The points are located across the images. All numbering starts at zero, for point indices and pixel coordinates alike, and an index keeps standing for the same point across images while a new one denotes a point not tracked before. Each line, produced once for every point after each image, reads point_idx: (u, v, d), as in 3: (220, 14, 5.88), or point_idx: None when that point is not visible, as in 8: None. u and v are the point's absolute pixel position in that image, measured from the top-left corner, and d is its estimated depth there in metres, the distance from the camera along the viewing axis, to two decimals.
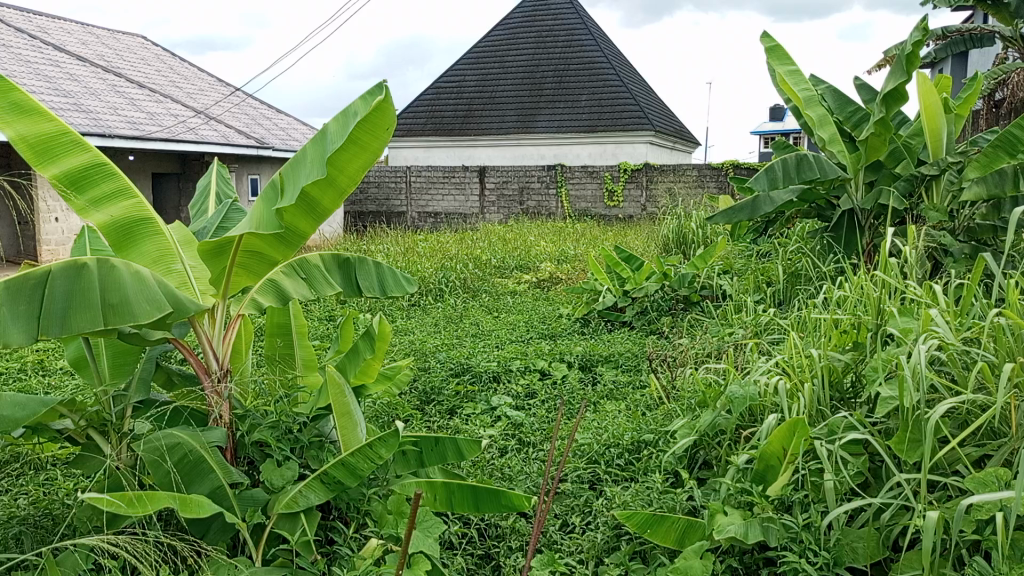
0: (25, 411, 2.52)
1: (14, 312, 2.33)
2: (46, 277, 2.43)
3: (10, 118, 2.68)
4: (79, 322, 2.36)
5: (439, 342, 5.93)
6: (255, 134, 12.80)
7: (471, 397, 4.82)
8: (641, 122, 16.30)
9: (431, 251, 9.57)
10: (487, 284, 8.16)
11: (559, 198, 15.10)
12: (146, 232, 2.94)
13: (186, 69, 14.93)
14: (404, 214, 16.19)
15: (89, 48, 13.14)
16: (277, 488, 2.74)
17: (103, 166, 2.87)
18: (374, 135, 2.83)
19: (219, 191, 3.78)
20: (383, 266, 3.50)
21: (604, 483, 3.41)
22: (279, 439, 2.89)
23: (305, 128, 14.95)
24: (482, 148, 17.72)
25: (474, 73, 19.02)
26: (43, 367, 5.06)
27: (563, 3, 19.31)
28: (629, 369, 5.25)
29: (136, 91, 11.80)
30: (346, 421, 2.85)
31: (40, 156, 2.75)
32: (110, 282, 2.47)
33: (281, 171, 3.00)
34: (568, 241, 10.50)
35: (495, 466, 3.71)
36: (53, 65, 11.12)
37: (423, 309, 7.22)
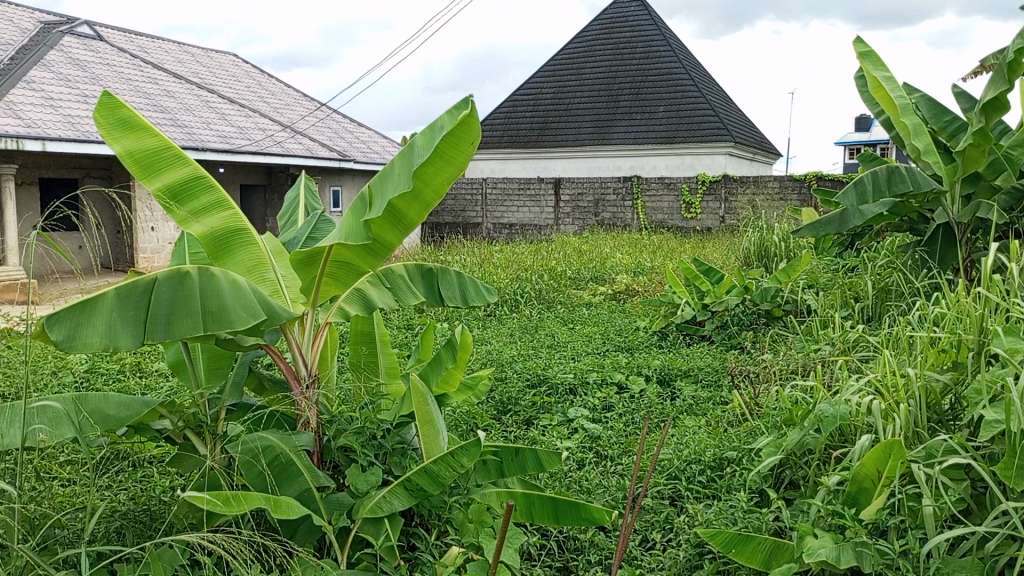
0: (130, 411, 2.64)
1: (123, 317, 2.45)
2: (152, 284, 2.55)
3: (117, 135, 2.88)
4: (181, 328, 2.47)
5: (515, 353, 5.95)
6: (338, 147, 13.18)
7: (548, 408, 4.82)
8: (720, 133, 16.05)
9: (507, 262, 9.62)
10: (563, 296, 8.14)
11: (635, 209, 14.98)
12: (242, 242, 3.05)
13: (274, 84, 15.49)
14: (480, 225, 16.34)
15: (185, 66, 13.78)
16: (362, 492, 2.78)
17: (203, 178, 3.00)
18: (460, 148, 2.85)
19: (307, 204, 3.89)
20: (464, 276, 3.54)
21: (685, 500, 3.35)
22: (363, 445, 2.94)
23: (385, 140, 15.29)
24: (558, 159, 17.76)
25: (551, 86, 19.08)
26: (140, 368, 5.30)
27: (641, 14, 19.21)
28: (709, 384, 5.15)
29: (228, 106, 12.31)
30: (429, 429, 2.88)
31: (145, 171, 2.91)
32: (210, 290, 2.58)
33: (369, 184, 3.05)
34: (645, 253, 10.39)
35: (573, 479, 3.69)
36: (152, 83, 11.71)
37: (499, 319, 7.25)
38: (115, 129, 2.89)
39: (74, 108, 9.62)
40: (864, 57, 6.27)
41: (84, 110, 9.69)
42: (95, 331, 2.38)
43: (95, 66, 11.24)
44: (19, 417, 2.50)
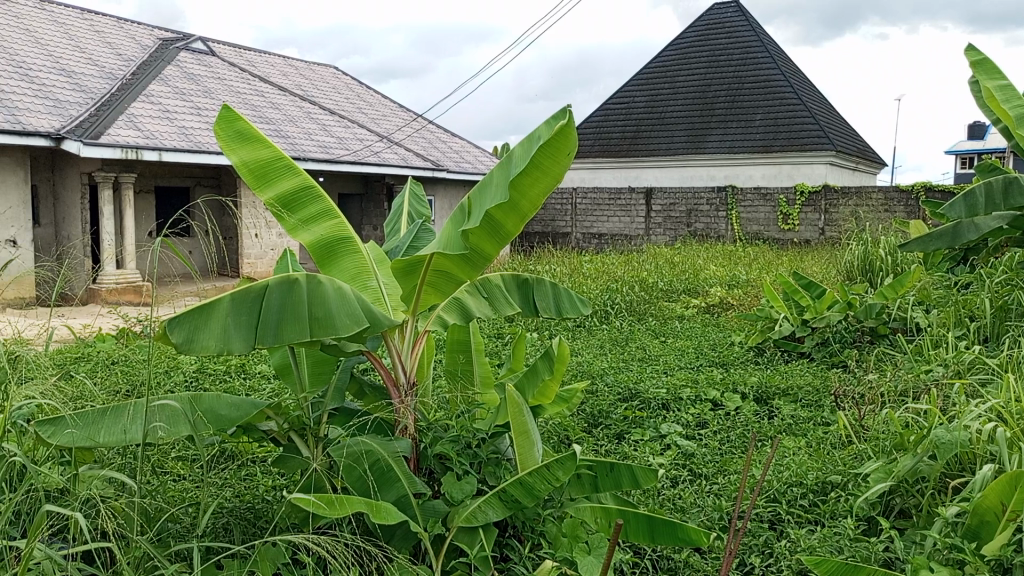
0: (240, 412, 2.74)
1: (237, 322, 2.56)
2: (264, 290, 2.66)
3: (235, 146, 3.09)
4: (289, 332, 2.56)
5: (607, 364, 5.89)
6: (432, 157, 13.45)
7: (639, 423, 4.74)
8: (821, 141, 15.53)
9: (597, 272, 9.56)
10: (655, 308, 8.02)
11: (729, 220, 14.65)
12: (347, 250, 3.15)
13: (372, 96, 15.94)
14: (569, 234, 16.32)
15: (289, 79, 14.36)
16: (458, 501, 2.80)
17: (312, 188, 3.13)
18: (557, 158, 2.82)
19: (411, 211, 3.97)
20: (560, 288, 3.51)
21: (785, 524, 3.22)
22: (459, 453, 2.97)
23: (477, 150, 15.49)
24: (650, 169, 17.57)
25: (643, 95, 18.89)
26: (244, 370, 5.52)
27: (738, 21, 18.79)
28: (810, 404, 4.95)
29: (328, 117, 12.75)
30: (524, 441, 2.87)
31: (259, 180, 3.08)
32: (317, 297, 2.66)
33: (469, 195, 3.08)
34: (740, 265, 10.13)
35: (667, 496, 3.61)
36: (259, 95, 12.26)
37: (589, 330, 7.20)
38: (234, 141, 3.10)
39: (189, 120, 10.17)
40: (976, 67, 5.93)
41: (197, 122, 10.22)
42: (211, 335, 2.51)
43: (207, 80, 11.86)
44: (141, 414, 2.64)
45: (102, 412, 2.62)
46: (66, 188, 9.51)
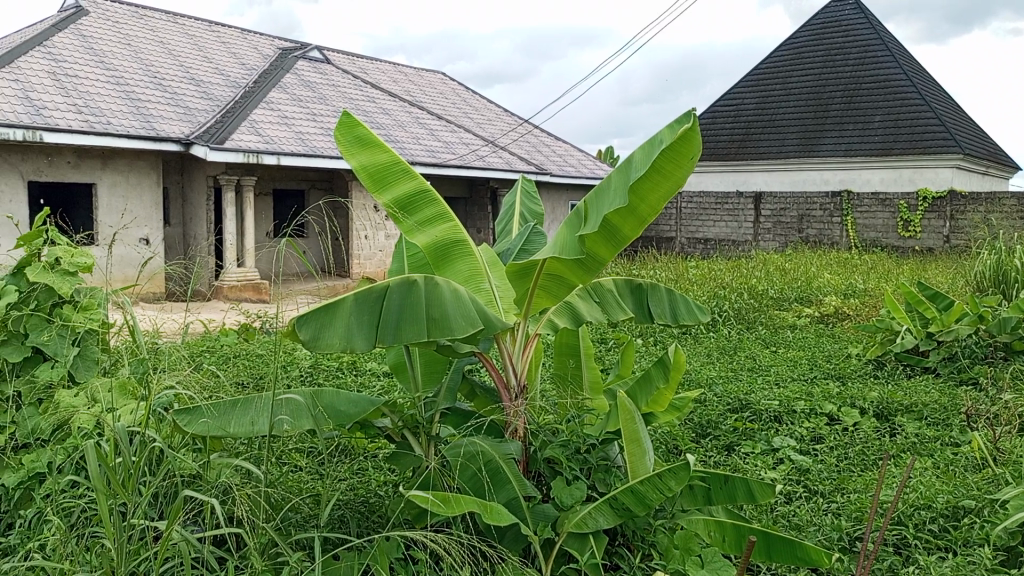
0: (358, 408, 2.81)
1: (360, 322, 2.65)
2: (385, 292, 2.73)
3: (355, 150, 3.22)
4: (407, 333, 2.62)
5: (715, 373, 5.75)
6: (536, 160, 13.51)
7: (750, 435, 4.59)
8: (947, 144, 14.66)
9: (704, 278, 9.36)
10: (765, 316, 7.76)
11: (844, 226, 14.03)
12: (462, 253, 3.17)
13: (477, 101, 16.18)
14: (673, 239, 16.04)
15: (399, 85, 14.76)
16: (567, 506, 2.79)
17: (428, 192, 3.19)
18: (679, 164, 2.80)
19: (524, 212, 4.00)
20: (675, 294, 3.47)
21: (912, 549, 3.04)
22: (569, 458, 2.96)
23: (581, 154, 15.45)
24: (759, 173, 17.07)
25: (754, 96, 18.35)
26: (355, 367, 5.70)
27: (857, 18, 17.95)
28: (936, 422, 4.67)
29: (436, 122, 13.02)
30: (635, 448, 2.83)
31: (377, 184, 3.19)
32: (434, 298, 2.70)
33: (585, 199, 3.07)
34: (857, 274, 9.67)
35: (781, 513, 3.48)
36: (370, 101, 12.66)
37: (696, 337, 7.04)
38: (352, 145, 3.25)
39: (305, 126, 10.61)
40: None
41: (313, 128, 10.65)
42: (336, 333, 2.60)
43: (323, 87, 12.34)
44: (267, 407, 2.76)
45: (232, 404, 2.76)
46: (194, 190, 10.10)
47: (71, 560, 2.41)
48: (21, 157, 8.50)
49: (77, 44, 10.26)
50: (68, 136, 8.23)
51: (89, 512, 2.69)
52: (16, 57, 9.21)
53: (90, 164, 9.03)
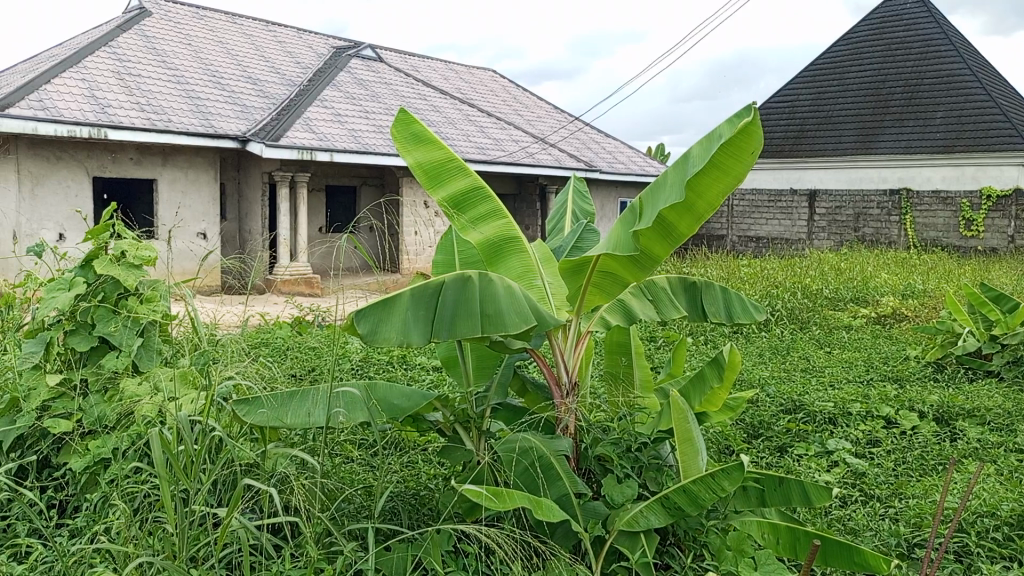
0: (411, 402, 2.84)
1: (416, 316, 2.67)
2: (440, 287, 2.75)
3: (411, 148, 3.29)
4: (462, 328, 2.64)
5: (768, 374, 5.65)
6: (586, 157, 13.46)
7: (804, 437, 4.50)
8: (1013, 141, 14.15)
9: (756, 277, 9.21)
10: (819, 317, 7.60)
11: (902, 225, 13.66)
12: (514, 250, 3.18)
13: (527, 98, 16.18)
14: (724, 237, 15.82)
15: (449, 83, 14.85)
16: (618, 504, 2.79)
17: (482, 189, 3.21)
18: (738, 158, 2.76)
19: (576, 209, 3.99)
20: (730, 292, 3.42)
21: (975, 558, 2.95)
22: (620, 456, 2.94)
23: (631, 150, 15.33)
24: (814, 170, 16.74)
25: (809, 92, 17.96)
26: (405, 361, 5.75)
27: (919, 11, 17.42)
28: (1000, 428, 4.52)
29: (486, 119, 13.06)
30: (687, 448, 2.78)
31: (432, 180, 3.23)
32: (488, 294, 2.72)
33: (640, 196, 3.04)
34: (916, 274, 9.41)
35: (835, 516, 3.41)
36: (421, 98, 12.76)
37: (748, 337, 6.94)
38: (409, 142, 3.31)
39: (358, 123, 10.76)
40: None
41: (365, 125, 10.78)
42: (393, 327, 2.64)
43: (375, 85, 12.48)
44: (323, 399, 2.81)
45: (289, 396, 2.81)
46: (249, 186, 10.32)
47: (136, 543, 2.48)
48: (86, 154, 8.78)
49: (140, 44, 10.57)
50: (132, 134, 8.48)
51: (151, 498, 2.76)
52: (83, 57, 9.52)
53: (151, 160, 9.28)
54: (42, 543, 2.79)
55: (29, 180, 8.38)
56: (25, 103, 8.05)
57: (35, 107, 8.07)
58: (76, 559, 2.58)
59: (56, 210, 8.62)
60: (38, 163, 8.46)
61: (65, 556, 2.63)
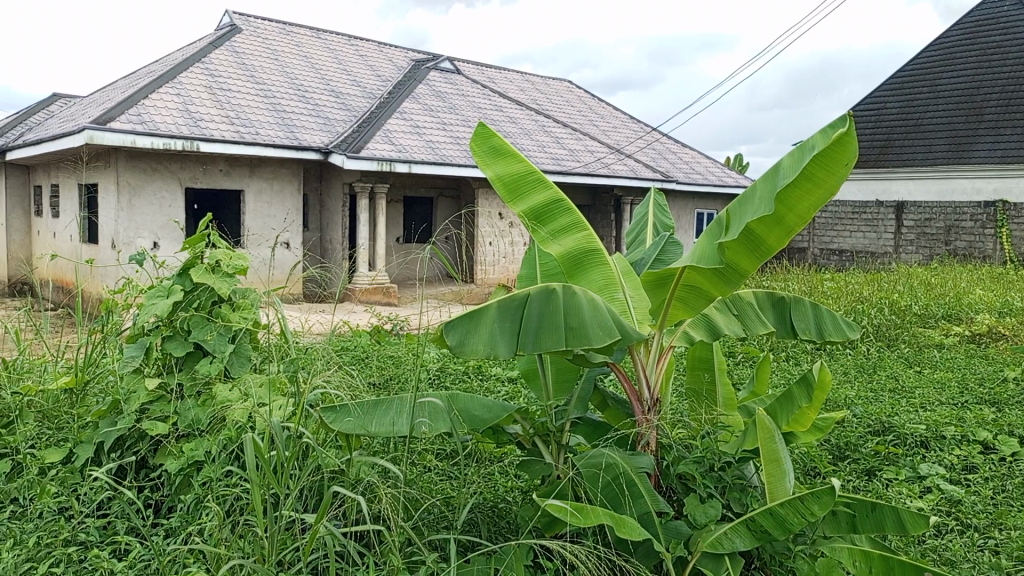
0: (492, 413, 2.85)
1: (502, 329, 2.70)
2: (525, 300, 2.77)
3: (491, 161, 3.31)
4: (546, 342, 2.65)
5: (855, 393, 5.45)
6: (661, 168, 13.31)
7: (893, 460, 4.32)
8: None
9: (840, 292, 8.91)
10: (909, 334, 7.30)
11: (997, 238, 13.01)
12: (594, 262, 3.14)
13: (603, 108, 16.12)
14: (805, 250, 15.38)
15: (526, 94, 14.93)
16: (701, 524, 2.73)
17: (562, 202, 3.21)
18: (832, 170, 2.68)
19: (657, 223, 3.94)
20: (820, 309, 3.33)
21: None
22: (703, 475, 2.88)
23: (708, 161, 15.09)
24: (902, 181, 16.12)
25: (897, 100, 17.34)
26: (480, 371, 5.78)
27: (1018, 15, 16.59)
28: None
29: (561, 129, 13.08)
30: (773, 469, 2.69)
31: (511, 194, 3.24)
32: (572, 308, 2.71)
33: (727, 208, 2.99)
34: (1014, 291, 8.94)
35: (930, 546, 3.25)
36: (497, 110, 12.87)
37: (832, 354, 6.71)
38: (488, 156, 3.33)
39: (436, 135, 10.92)
40: None
41: (443, 137, 10.94)
42: (480, 339, 2.67)
43: (453, 97, 12.66)
44: (406, 409, 2.85)
45: (372, 405, 2.86)
46: (330, 197, 10.60)
47: (228, 546, 2.56)
48: (179, 166, 9.18)
49: (230, 60, 11.00)
50: (221, 146, 8.82)
51: (241, 501, 2.85)
52: (178, 73, 9.97)
53: (239, 171, 9.63)
54: (140, 541, 2.90)
55: (127, 190, 8.81)
56: (125, 118, 8.48)
57: (134, 121, 8.48)
58: (171, 559, 2.68)
59: (151, 220, 9.03)
60: (135, 174, 8.88)
61: (161, 555, 2.73)
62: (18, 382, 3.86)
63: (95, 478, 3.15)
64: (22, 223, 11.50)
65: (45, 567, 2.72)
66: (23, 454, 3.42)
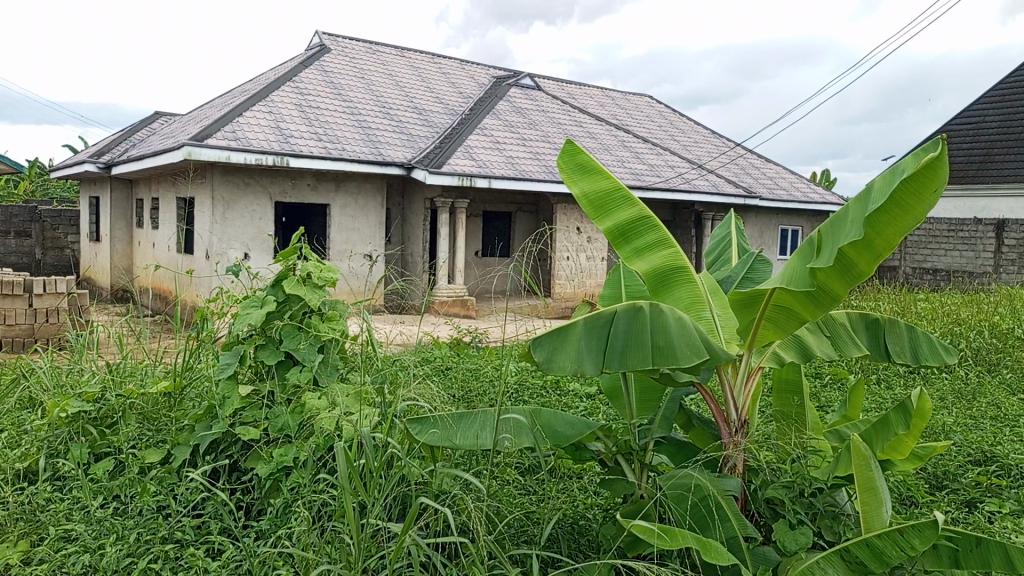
0: (575, 430, 2.84)
1: (588, 346, 2.69)
2: (612, 318, 2.75)
3: (578, 177, 3.32)
4: (633, 360, 2.62)
5: (953, 419, 5.19)
6: (744, 183, 13.04)
7: (997, 492, 4.07)
8: None
9: (934, 313, 8.52)
10: (1012, 359, 6.91)
11: None
12: (681, 279, 3.09)
13: (684, 123, 15.94)
14: (896, 268, 14.77)
15: (606, 109, 14.90)
16: (791, 552, 2.64)
17: (649, 218, 3.18)
18: (923, 196, 2.55)
19: (740, 244, 3.86)
20: (918, 332, 3.17)
21: None
22: (793, 500, 2.79)
23: (793, 176, 14.71)
24: (1002, 198, 15.33)
25: (997, 113, 16.55)
26: (559, 386, 5.75)
27: None
28: None
29: (641, 144, 12.98)
30: (869, 498, 2.58)
31: (597, 211, 3.24)
32: (659, 326, 2.68)
33: (819, 228, 2.89)
34: None
35: None
36: (577, 125, 12.89)
37: (927, 378, 6.41)
38: (576, 172, 3.35)
39: (516, 150, 11.02)
40: None
41: (523, 153, 11.02)
42: (567, 356, 2.68)
43: (533, 113, 12.75)
44: (490, 423, 2.87)
45: (457, 417, 2.89)
46: (412, 211, 10.81)
47: (316, 550, 2.63)
48: (270, 181, 9.54)
49: (320, 79, 11.38)
50: (310, 161, 9.12)
51: (328, 507, 2.92)
52: (270, 92, 10.37)
53: (326, 186, 9.94)
54: (232, 542, 3.01)
55: (221, 204, 9.20)
56: (221, 134, 8.87)
57: (229, 138, 8.86)
58: (261, 560, 2.77)
59: (242, 232, 9.40)
60: (229, 188, 9.27)
61: (252, 557, 2.82)
62: (122, 385, 4.07)
63: (191, 479, 3.28)
64: (125, 234, 12.13)
65: (145, 564, 2.84)
66: (125, 454, 3.59)
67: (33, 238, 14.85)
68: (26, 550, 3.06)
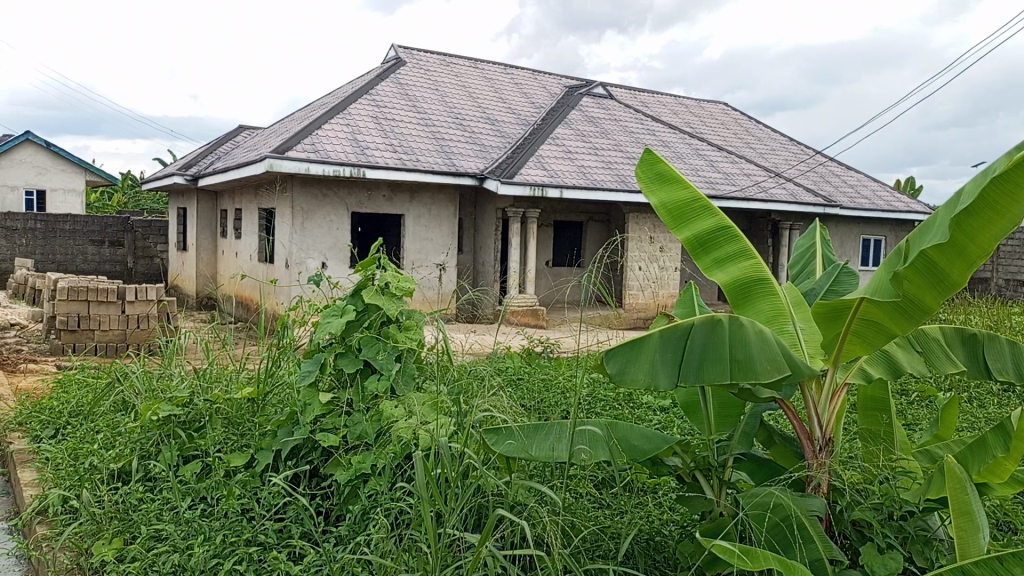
0: (652, 444, 2.80)
1: (664, 359, 2.65)
2: (689, 330, 2.70)
3: (655, 188, 3.30)
4: (711, 374, 2.58)
5: None
6: (824, 192, 12.66)
7: None
8: None
9: None
10: None
11: None
12: (762, 291, 3.02)
13: (760, 130, 15.60)
14: (988, 280, 14.08)
15: (679, 117, 14.72)
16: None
17: (729, 229, 3.13)
18: (1015, 196, 2.41)
19: (825, 255, 3.75)
20: (1021, 347, 3.01)
21: None
22: (881, 523, 2.69)
23: (876, 184, 14.21)
24: None
25: None
26: (632, 399, 5.68)
27: None
28: None
29: (716, 152, 12.77)
30: (965, 523, 2.46)
31: (676, 220, 3.20)
32: (738, 338, 2.62)
33: (908, 237, 2.77)
34: None
35: None
36: (650, 134, 12.78)
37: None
38: (654, 182, 3.33)
39: (588, 160, 10.99)
40: None
41: (595, 162, 10.98)
42: (641, 369, 2.64)
43: (606, 122, 12.70)
44: (566, 435, 2.86)
45: (532, 429, 2.88)
46: (484, 221, 10.89)
47: (394, 557, 2.67)
48: (347, 192, 9.77)
49: (395, 92, 11.62)
50: (385, 172, 9.31)
51: (405, 515, 2.96)
52: (348, 105, 10.64)
53: (400, 197, 10.12)
54: (313, 546, 3.08)
55: (300, 214, 9.48)
56: (301, 147, 9.14)
57: (309, 150, 9.12)
58: (341, 566, 2.83)
59: (320, 241, 9.66)
60: (308, 199, 9.54)
61: (332, 562, 2.88)
62: (208, 390, 4.23)
63: (273, 483, 3.37)
64: (209, 243, 12.62)
65: (230, 565, 2.93)
66: (212, 458, 3.72)
67: (125, 247, 15.65)
68: (120, 548, 3.21)
